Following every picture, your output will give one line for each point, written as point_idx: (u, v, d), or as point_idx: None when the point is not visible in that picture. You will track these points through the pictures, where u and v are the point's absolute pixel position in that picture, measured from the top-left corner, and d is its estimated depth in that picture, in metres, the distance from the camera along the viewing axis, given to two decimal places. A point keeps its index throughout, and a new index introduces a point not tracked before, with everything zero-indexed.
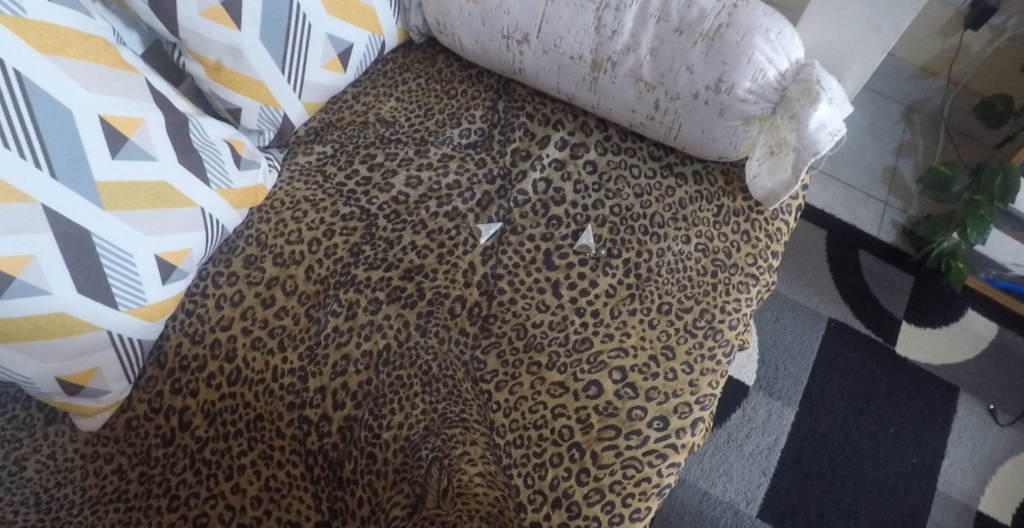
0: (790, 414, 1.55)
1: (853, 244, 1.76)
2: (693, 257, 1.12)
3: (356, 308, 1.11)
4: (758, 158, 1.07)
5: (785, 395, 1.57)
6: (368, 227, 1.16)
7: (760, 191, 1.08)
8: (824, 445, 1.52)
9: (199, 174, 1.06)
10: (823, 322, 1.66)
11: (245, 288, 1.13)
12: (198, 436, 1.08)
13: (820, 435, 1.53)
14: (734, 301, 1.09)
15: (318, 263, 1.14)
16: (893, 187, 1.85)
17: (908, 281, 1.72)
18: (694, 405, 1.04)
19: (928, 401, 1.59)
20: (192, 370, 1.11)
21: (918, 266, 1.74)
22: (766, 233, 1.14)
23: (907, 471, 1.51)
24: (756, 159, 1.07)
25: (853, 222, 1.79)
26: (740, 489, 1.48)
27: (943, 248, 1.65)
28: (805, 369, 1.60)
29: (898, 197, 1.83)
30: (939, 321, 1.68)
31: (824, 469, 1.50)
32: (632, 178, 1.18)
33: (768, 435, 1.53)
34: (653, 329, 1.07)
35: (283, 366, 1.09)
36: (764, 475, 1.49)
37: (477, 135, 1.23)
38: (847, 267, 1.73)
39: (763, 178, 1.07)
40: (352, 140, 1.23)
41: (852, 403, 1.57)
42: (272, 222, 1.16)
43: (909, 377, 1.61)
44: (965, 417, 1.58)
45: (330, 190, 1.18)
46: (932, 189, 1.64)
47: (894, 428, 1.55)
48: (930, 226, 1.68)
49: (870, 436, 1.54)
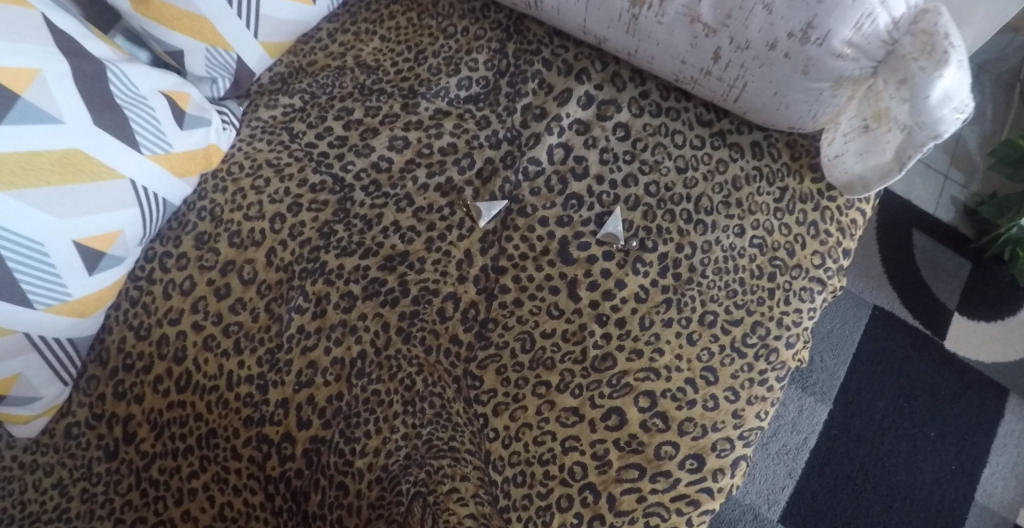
0: (824, 411, 1.34)
1: (906, 222, 1.49)
2: (747, 254, 0.90)
3: (325, 304, 0.90)
4: (844, 132, 0.84)
5: (819, 390, 1.35)
6: (341, 201, 0.94)
7: (844, 177, 0.85)
8: (859, 446, 1.32)
9: (126, 136, 0.84)
10: (867, 310, 1.42)
11: (196, 274, 0.94)
12: (144, 451, 0.92)
13: (855, 434, 1.32)
14: (795, 312, 0.88)
15: (282, 245, 0.92)
16: (956, 158, 1.54)
17: (966, 267, 1.46)
18: (737, 441, 0.84)
19: (975, 401, 1.36)
20: (137, 372, 0.94)
21: (979, 252, 1.47)
22: (838, 225, 0.92)
23: (946, 478, 1.31)
24: (842, 134, 0.84)
25: (908, 195, 1.51)
26: (762, 491, 1.28)
27: (1012, 233, 1.36)
28: (844, 362, 1.38)
29: (961, 168, 1.53)
30: (995, 314, 1.42)
31: (857, 472, 1.30)
32: (674, 148, 0.94)
33: (797, 434, 1.32)
34: (693, 345, 0.86)
35: (239, 372, 0.90)
36: (791, 477, 1.29)
37: (480, 87, 0.99)
38: (899, 249, 1.47)
39: (849, 159, 0.84)
40: (323, 89, 1.00)
41: (892, 402, 1.35)
42: (228, 193, 0.95)
43: (959, 373, 1.38)
44: (1011, 422, 1.35)
45: (298, 152, 0.96)
46: (1006, 164, 1.34)
47: (935, 432, 1.33)
48: (996, 207, 1.39)
49: (907, 439, 1.33)
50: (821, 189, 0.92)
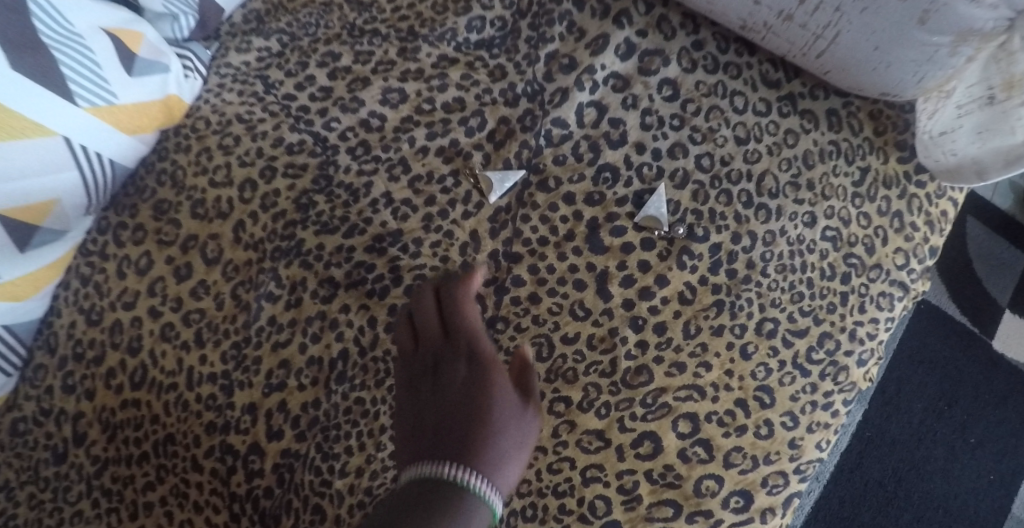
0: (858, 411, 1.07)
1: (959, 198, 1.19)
2: (818, 249, 0.73)
3: (300, 292, 0.74)
4: (958, 101, 0.68)
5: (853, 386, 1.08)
6: (323, 164, 0.77)
7: (956, 159, 0.69)
8: (892, 452, 1.05)
9: (54, 83, 0.67)
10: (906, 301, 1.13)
11: (154, 250, 0.79)
12: (95, 456, 0.79)
13: (890, 438, 1.06)
14: (871, 323, 0.72)
15: (251, 218, 0.77)
16: None
17: None
18: (792, 475, 0.68)
19: None
20: (89, 362, 0.80)
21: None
22: (925, 217, 0.75)
23: (983, 488, 1.04)
24: (957, 105, 0.68)
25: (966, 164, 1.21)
26: None
27: None
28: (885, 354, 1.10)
29: None
30: None
31: (888, 477, 1.04)
32: (734, 113, 0.76)
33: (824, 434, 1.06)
34: (747, 359, 0.70)
35: (201, 369, 0.76)
36: (815, 480, 1.04)
37: (494, 29, 0.81)
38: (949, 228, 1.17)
39: (959, 136, 0.68)
40: (306, 29, 0.83)
41: (930, 405, 1.07)
42: (193, 153, 0.80)
43: (1007, 375, 1.09)
44: None
45: (273, 105, 0.80)
46: None
47: (975, 438, 1.06)
48: None
49: (944, 443, 1.06)
50: (907, 171, 0.75)
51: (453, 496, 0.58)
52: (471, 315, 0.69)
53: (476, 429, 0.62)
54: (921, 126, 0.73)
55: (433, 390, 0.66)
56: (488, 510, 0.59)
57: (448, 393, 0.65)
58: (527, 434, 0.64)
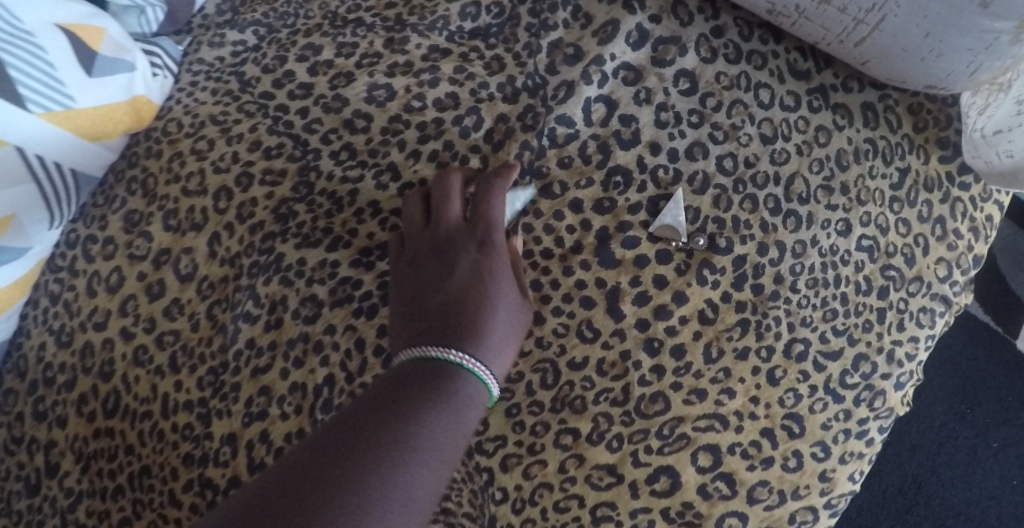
0: None
1: None
2: (853, 261, 0.65)
3: (280, 311, 0.67)
4: (1015, 96, 0.60)
5: None
6: (304, 169, 0.70)
7: (1009, 162, 0.61)
8: (911, 457, 0.95)
9: (3, 89, 0.61)
10: None
11: (125, 266, 0.73)
12: (68, 488, 0.73)
13: (909, 441, 0.96)
14: (911, 342, 0.64)
15: (227, 231, 0.70)
16: None
17: None
18: (822, 511, 0.62)
19: None
20: (60, 387, 0.74)
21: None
22: (969, 223, 0.67)
23: (1008, 494, 0.93)
24: (1014, 100, 0.60)
25: None
26: None
27: None
28: None
29: None
30: None
31: (907, 484, 0.94)
32: (759, 107, 0.68)
33: None
34: (774, 385, 0.63)
35: (177, 395, 0.70)
36: None
37: (491, 16, 0.73)
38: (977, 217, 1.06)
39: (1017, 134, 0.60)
40: (284, 21, 0.76)
41: (951, 406, 0.97)
42: (164, 159, 0.73)
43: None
44: None
45: (248, 105, 0.73)
46: None
47: (998, 441, 0.95)
48: None
49: (966, 447, 0.95)
50: (950, 171, 0.67)
51: (448, 378, 0.53)
52: (494, 203, 0.63)
53: (478, 315, 0.57)
54: (968, 123, 0.65)
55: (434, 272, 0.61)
56: (480, 400, 0.55)
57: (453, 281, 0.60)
58: (518, 325, 0.60)
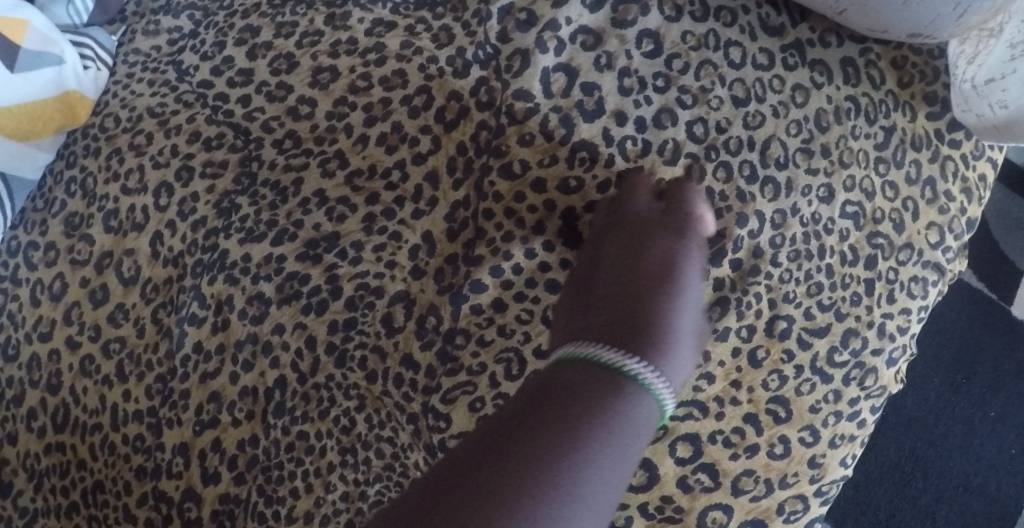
0: None
1: None
2: (837, 229, 0.60)
3: (227, 311, 0.63)
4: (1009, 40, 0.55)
5: None
6: (246, 159, 0.66)
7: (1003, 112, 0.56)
8: (908, 430, 0.91)
9: None
10: None
11: (67, 272, 0.69)
12: (23, 507, 0.70)
13: (904, 415, 0.92)
14: (902, 315, 0.60)
15: (169, 229, 0.66)
16: None
17: None
18: (812, 499, 0.58)
19: None
20: (8, 402, 0.71)
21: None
22: (962, 184, 0.62)
23: (1007, 465, 0.88)
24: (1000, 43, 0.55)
25: None
26: None
27: None
28: None
29: None
30: None
31: (904, 458, 0.90)
32: (729, 68, 0.63)
33: None
34: (756, 368, 0.58)
35: (126, 406, 0.66)
36: None
37: None
38: None
39: (1012, 84, 0.54)
40: (221, 3, 0.71)
41: (947, 376, 0.93)
42: (102, 157, 0.69)
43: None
44: None
45: (186, 94, 0.68)
46: None
47: (997, 411, 0.91)
48: None
49: (963, 419, 0.91)
50: (939, 128, 0.62)
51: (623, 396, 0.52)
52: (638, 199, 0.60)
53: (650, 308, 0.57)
54: (958, 75, 0.60)
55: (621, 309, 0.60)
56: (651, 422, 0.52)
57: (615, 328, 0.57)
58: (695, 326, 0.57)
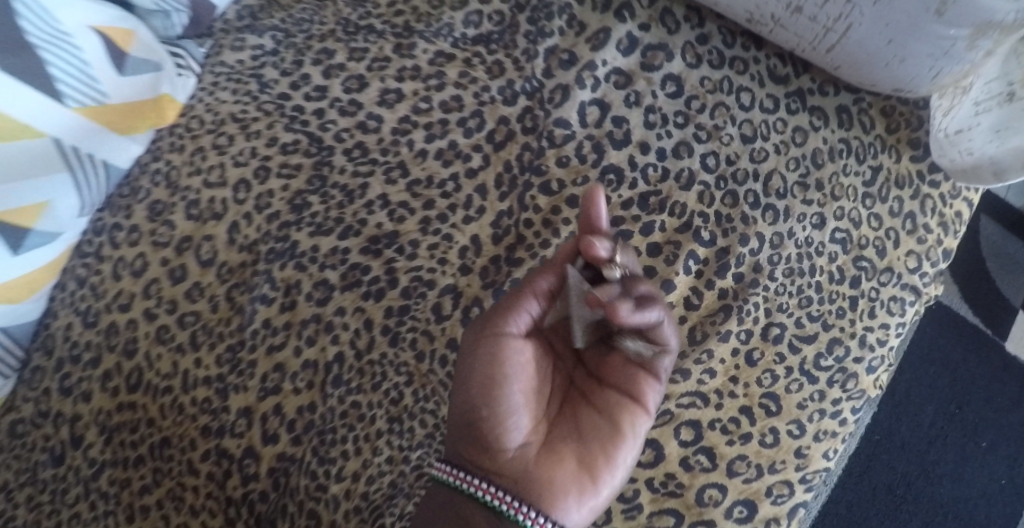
0: None
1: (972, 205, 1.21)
2: (827, 252, 0.71)
3: (295, 294, 0.73)
4: (975, 99, 0.65)
5: None
6: (318, 164, 0.76)
7: (968, 158, 0.66)
8: (902, 455, 1.06)
9: (41, 83, 0.67)
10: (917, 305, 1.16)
11: (149, 252, 0.78)
12: (91, 458, 0.78)
13: (899, 441, 1.07)
14: (881, 329, 0.70)
15: (245, 219, 0.75)
16: None
17: None
18: (797, 486, 0.66)
19: None
20: (85, 364, 0.79)
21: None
22: (939, 218, 0.72)
23: (995, 493, 1.04)
24: (970, 102, 0.66)
25: None
26: None
27: None
28: None
29: None
30: None
31: (898, 482, 1.05)
32: (740, 110, 0.73)
33: None
34: (752, 366, 0.68)
35: (196, 371, 0.75)
36: None
37: (493, 24, 0.80)
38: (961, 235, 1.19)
39: (976, 134, 0.65)
40: (300, 27, 0.82)
41: (943, 408, 1.09)
42: (186, 152, 0.79)
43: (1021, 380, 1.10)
44: None
45: (266, 103, 0.78)
46: None
47: (986, 442, 1.06)
48: None
49: (954, 449, 1.06)
50: (921, 169, 0.73)
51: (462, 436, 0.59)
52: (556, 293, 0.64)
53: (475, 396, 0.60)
54: (935, 124, 0.70)
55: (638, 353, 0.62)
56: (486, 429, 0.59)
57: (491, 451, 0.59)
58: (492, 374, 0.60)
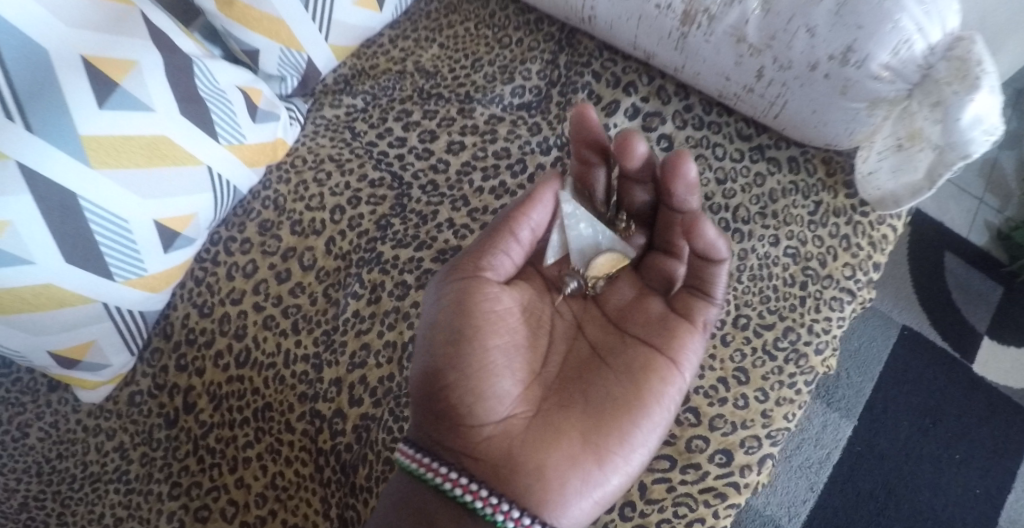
0: (847, 428, 1.33)
1: (937, 243, 1.48)
2: (781, 262, 0.95)
3: (380, 291, 0.96)
4: (879, 149, 0.90)
5: (844, 406, 1.35)
6: (399, 196, 1.01)
7: (875, 193, 0.91)
8: (882, 465, 1.31)
9: (204, 125, 0.91)
10: (896, 329, 1.41)
11: (258, 258, 1.00)
12: (202, 421, 0.98)
13: (880, 452, 1.32)
14: (825, 319, 0.92)
15: (341, 235, 0.99)
16: (992, 181, 1.54)
17: (996, 292, 1.45)
18: (764, 439, 0.87)
19: (1004, 426, 1.34)
20: (199, 346, 1.00)
21: (1012, 278, 1.46)
22: (868, 240, 0.96)
23: (969, 502, 1.29)
24: (875, 151, 0.90)
25: (941, 218, 1.51)
26: (783, 503, 1.28)
27: None
28: (869, 380, 1.37)
29: (995, 193, 1.53)
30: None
31: (879, 490, 1.29)
32: (715, 160, 1.00)
33: (821, 449, 1.32)
34: (726, 346, 0.92)
35: (296, 350, 0.96)
36: (812, 491, 1.29)
37: (532, 95, 1.07)
38: (931, 269, 1.46)
39: (882, 176, 0.90)
40: (386, 93, 1.08)
41: (919, 423, 1.34)
42: (291, 184, 1.02)
43: (984, 397, 1.36)
44: None
45: (358, 149, 1.04)
46: None
47: (960, 454, 1.32)
48: None
49: (930, 460, 1.31)
50: (854, 204, 0.97)
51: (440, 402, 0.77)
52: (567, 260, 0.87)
53: (450, 369, 0.77)
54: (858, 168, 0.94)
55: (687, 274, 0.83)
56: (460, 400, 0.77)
57: (474, 430, 0.77)
58: (461, 353, 0.77)
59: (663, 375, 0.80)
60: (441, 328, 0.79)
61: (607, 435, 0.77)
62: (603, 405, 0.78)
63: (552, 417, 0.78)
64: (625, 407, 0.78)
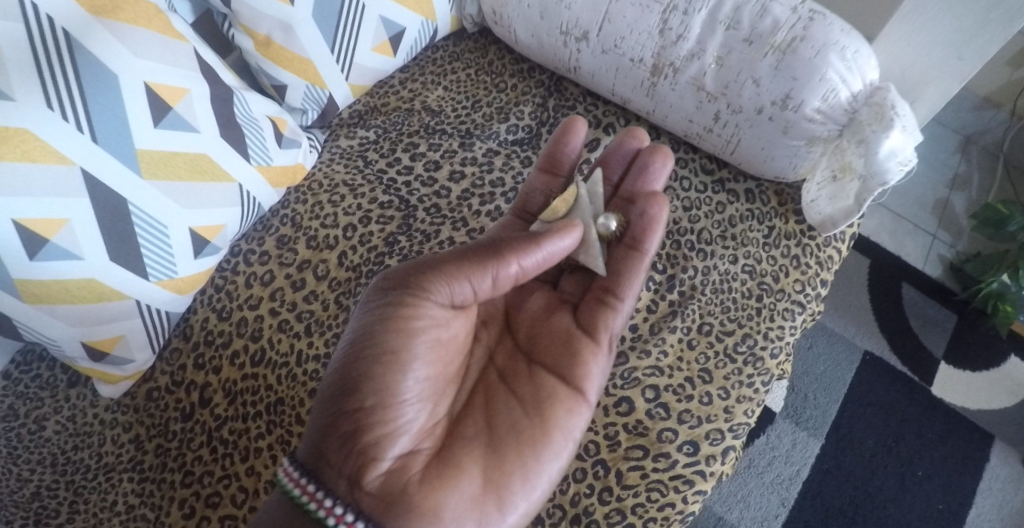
0: (815, 446, 1.45)
1: (897, 275, 1.64)
2: (739, 278, 1.09)
3: None
4: (817, 181, 1.05)
5: (812, 426, 1.47)
6: (406, 217, 1.14)
7: (816, 217, 1.06)
8: (848, 483, 1.42)
9: (238, 147, 1.04)
10: (857, 354, 1.55)
11: (276, 269, 1.11)
12: (217, 414, 1.07)
13: (846, 470, 1.43)
14: (779, 327, 1.06)
15: (352, 249, 1.11)
16: (943, 220, 1.71)
17: (951, 319, 1.60)
18: (727, 432, 0.99)
19: (960, 445, 1.47)
20: (217, 346, 1.10)
21: (963, 305, 1.61)
22: (817, 259, 1.10)
23: (931, 516, 1.40)
24: (815, 183, 1.06)
25: (897, 253, 1.67)
26: (756, 517, 1.38)
27: (992, 287, 1.51)
28: (835, 401, 1.50)
29: (948, 229, 1.70)
30: (979, 364, 1.55)
31: (846, 505, 1.40)
32: (682, 192, 1.15)
33: (790, 466, 1.44)
34: (692, 349, 1.04)
35: (308, 350, 1.06)
36: (783, 506, 1.40)
37: (524, 133, 1.22)
38: (891, 298, 1.61)
39: (821, 203, 1.05)
40: (395, 127, 1.22)
41: (883, 442, 1.46)
42: (308, 205, 1.15)
43: (942, 418, 1.49)
44: (997, 466, 1.45)
45: (370, 175, 1.17)
46: (986, 225, 1.53)
47: (922, 471, 1.44)
48: (978, 264, 1.55)
49: (894, 477, 1.43)
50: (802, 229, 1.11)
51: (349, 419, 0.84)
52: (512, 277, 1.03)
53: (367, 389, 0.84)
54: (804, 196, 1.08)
55: (613, 273, 1.01)
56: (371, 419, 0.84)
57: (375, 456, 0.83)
58: (381, 374, 0.85)
59: (568, 413, 0.92)
60: (359, 351, 0.86)
61: (504, 473, 0.86)
62: (506, 443, 0.88)
63: (449, 452, 0.87)
64: (527, 443, 0.88)
